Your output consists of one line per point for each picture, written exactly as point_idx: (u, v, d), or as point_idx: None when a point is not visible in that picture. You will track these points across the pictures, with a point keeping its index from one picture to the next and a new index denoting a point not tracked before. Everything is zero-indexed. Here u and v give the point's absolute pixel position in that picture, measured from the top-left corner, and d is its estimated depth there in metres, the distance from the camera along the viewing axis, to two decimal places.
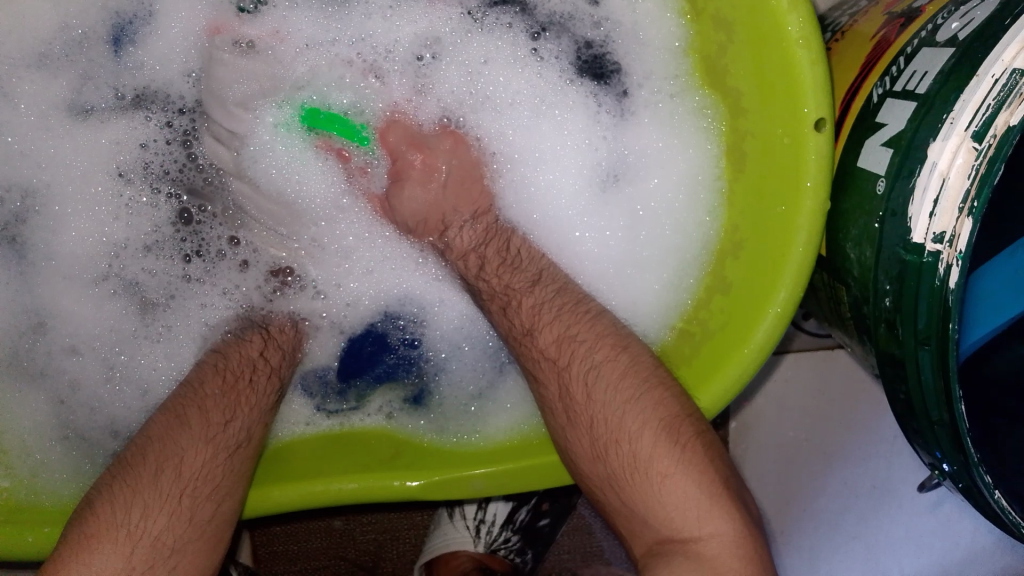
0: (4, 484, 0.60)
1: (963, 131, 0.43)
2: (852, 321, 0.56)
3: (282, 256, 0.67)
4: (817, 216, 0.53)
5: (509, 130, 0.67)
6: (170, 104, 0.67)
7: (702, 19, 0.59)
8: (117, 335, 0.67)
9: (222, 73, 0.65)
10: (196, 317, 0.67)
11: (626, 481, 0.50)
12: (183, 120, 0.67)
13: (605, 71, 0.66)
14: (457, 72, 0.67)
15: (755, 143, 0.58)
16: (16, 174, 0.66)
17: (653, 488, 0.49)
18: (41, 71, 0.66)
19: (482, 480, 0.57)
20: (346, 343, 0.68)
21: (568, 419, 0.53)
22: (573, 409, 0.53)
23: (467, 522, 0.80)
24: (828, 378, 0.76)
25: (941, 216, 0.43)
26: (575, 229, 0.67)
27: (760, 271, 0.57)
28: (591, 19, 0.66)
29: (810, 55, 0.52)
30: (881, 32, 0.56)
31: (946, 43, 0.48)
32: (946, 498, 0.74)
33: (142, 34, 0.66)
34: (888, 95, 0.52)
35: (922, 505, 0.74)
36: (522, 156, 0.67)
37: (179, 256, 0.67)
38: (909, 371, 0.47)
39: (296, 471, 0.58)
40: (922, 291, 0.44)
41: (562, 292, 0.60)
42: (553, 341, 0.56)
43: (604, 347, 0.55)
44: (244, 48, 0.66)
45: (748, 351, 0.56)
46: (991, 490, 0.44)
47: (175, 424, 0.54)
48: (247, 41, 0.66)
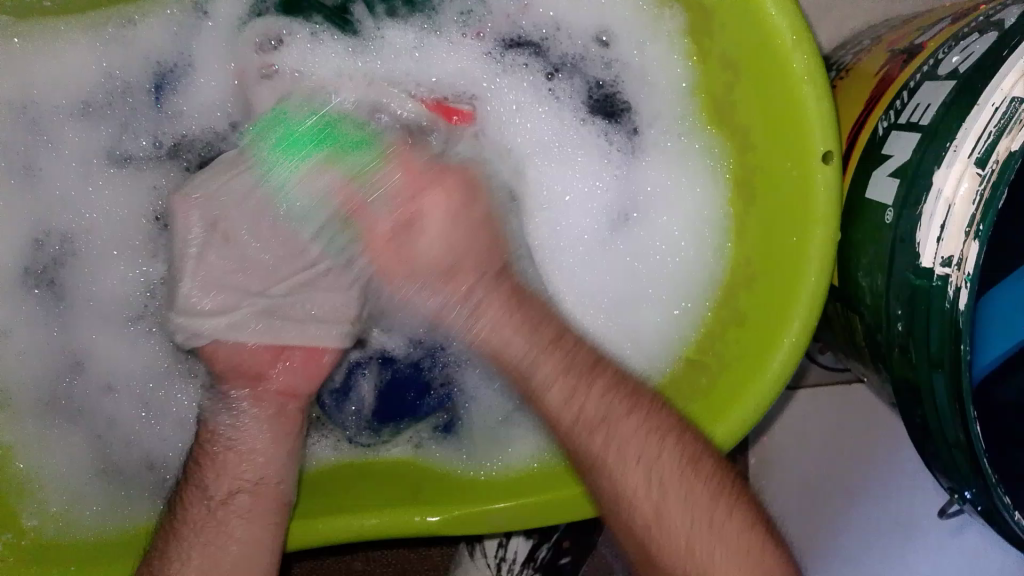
0: (31, 524, 0.63)
1: (966, 158, 0.44)
2: (866, 349, 0.57)
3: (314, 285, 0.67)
4: (828, 246, 0.55)
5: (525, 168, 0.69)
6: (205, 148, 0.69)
7: (708, 60, 0.61)
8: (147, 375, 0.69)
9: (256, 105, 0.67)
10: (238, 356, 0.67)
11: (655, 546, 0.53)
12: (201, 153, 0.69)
13: (615, 110, 0.69)
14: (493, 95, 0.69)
15: (764, 177, 0.60)
16: (54, 218, 0.69)
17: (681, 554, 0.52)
18: (82, 119, 0.68)
19: (502, 515, 0.59)
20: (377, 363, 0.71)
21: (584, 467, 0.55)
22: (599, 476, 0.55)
23: (489, 561, 0.78)
24: (845, 410, 0.77)
25: (948, 240, 0.45)
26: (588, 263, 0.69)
27: (772, 301, 0.58)
28: (602, 60, 0.68)
29: (815, 91, 0.54)
30: (885, 68, 0.58)
31: (947, 76, 0.50)
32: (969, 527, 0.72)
33: (180, 82, 0.69)
34: (892, 128, 0.54)
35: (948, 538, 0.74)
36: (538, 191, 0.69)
37: None
38: (924, 395, 0.47)
39: (326, 509, 0.62)
40: (932, 315, 0.45)
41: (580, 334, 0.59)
42: (568, 395, 0.55)
43: (621, 406, 0.55)
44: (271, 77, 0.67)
45: (764, 380, 0.57)
46: (1011, 513, 0.45)
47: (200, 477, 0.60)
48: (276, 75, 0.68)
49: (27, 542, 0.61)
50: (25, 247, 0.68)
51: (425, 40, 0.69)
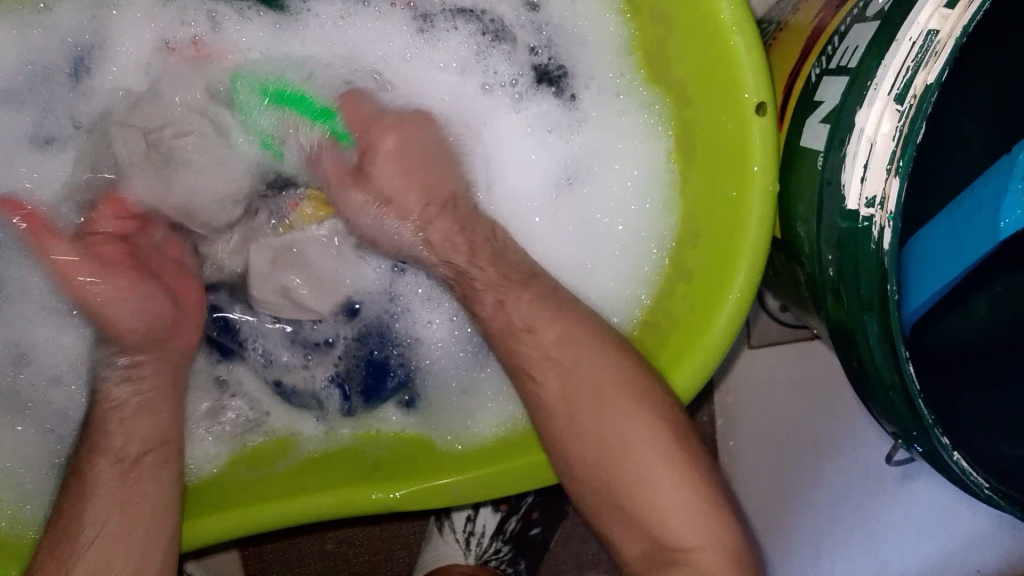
0: None
1: (886, 96, 0.43)
2: (809, 300, 0.56)
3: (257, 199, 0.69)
4: (768, 199, 0.55)
5: (472, 134, 0.68)
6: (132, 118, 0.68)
7: (640, 17, 0.61)
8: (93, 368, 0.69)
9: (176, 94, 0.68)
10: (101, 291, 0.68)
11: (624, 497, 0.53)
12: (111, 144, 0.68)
13: (554, 74, 0.67)
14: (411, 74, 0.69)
15: (701, 131, 0.59)
16: None
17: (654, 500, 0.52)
18: (5, 106, 0.67)
19: (459, 487, 0.59)
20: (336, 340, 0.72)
21: (607, 473, 0.53)
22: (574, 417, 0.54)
23: (457, 535, 0.79)
24: (809, 367, 0.75)
25: (871, 179, 0.44)
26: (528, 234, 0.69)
27: (712, 258, 0.58)
28: (535, 24, 0.67)
29: (746, 40, 0.53)
30: (817, 18, 0.57)
31: (874, 16, 0.49)
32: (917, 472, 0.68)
33: (101, 65, 0.67)
34: (824, 74, 0.53)
35: None
36: (481, 160, 0.69)
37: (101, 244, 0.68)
38: (859, 340, 0.47)
39: (277, 488, 0.61)
40: (859, 256, 0.45)
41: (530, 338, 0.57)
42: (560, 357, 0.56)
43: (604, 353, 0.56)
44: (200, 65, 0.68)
45: (712, 340, 0.57)
46: (950, 451, 0.44)
47: (102, 445, 0.59)
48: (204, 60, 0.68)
49: None
50: None
51: (353, 11, 0.68)
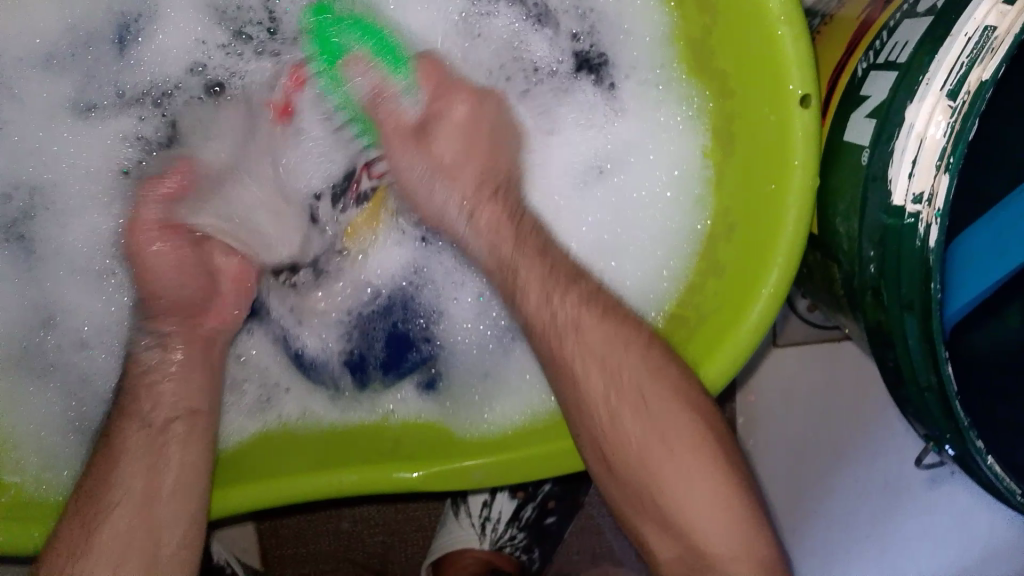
0: (13, 480, 0.63)
1: (938, 91, 0.43)
2: (845, 298, 0.56)
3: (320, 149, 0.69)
4: (807, 194, 0.54)
5: None
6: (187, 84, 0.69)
7: (683, 6, 0.60)
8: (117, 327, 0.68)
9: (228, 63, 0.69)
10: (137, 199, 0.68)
11: (643, 484, 0.53)
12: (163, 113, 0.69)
13: (591, 62, 0.67)
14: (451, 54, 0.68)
15: (742, 123, 0.58)
16: (21, 172, 0.68)
17: (670, 492, 0.52)
18: (48, 70, 0.68)
19: (481, 471, 0.59)
20: (354, 319, 0.71)
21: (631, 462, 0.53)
22: (586, 397, 0.54)
23: (473, 519, 0.78)
24: (834, 371, 0.75)
25: (919, 175, 0.43)
26: (558, 219, 0.68)
27: (748, 251, 0.57)
28: (576, 11, 0.67)
29: (792, 31, 0.52)
30: (866, 11, 0.57)
31: (926, 12, 0.48)
32: (942, 480, 0.70)
33: (148, 32, 0.68)
34: (871, 69, 0.52)
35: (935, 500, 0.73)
36: None
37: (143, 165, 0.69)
38: (896, 340, 0.46)
39: (300, 463, 0.61)
40: (903, 254, 0.44)
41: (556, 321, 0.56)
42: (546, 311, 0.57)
43: (621, 333, 0.55)
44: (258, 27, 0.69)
45: (742, 335, 0.56)
46: (984, 457, 0.44)
47: (136, 411, 0.59)
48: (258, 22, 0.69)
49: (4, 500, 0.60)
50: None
51: None
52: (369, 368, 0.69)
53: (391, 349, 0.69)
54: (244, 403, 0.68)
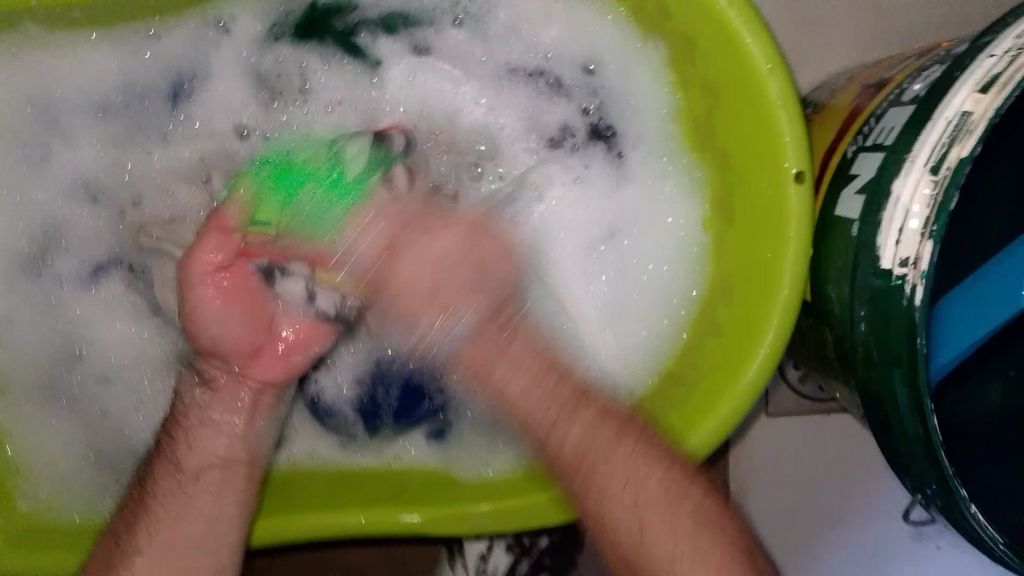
0: (28, 507, 0.66)
1: (923, 167, 0.48)
2: (835, 359, 0.59)
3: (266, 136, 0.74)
4: (800, 260, 0.58)
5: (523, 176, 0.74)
6: (221, 134, 0.74)
7: (690, 88, 0.66)
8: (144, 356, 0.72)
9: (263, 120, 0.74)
10: (166, 210, 0.73)
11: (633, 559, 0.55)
12: (202, 166, 0.74)
13: (602, 131, 0.73)
14: (469, 122, 0.75)
15: (740, 195, 0.63)
16: (60, 213, 0.73)
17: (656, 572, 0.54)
18: (101, 120, 0.72)
19: (483, 516, 0.61)
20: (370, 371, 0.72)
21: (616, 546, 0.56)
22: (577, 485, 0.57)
23: (468, 571, 0.78)
24: (823, 440, 0.79)
25: (905, 242, 0.48)
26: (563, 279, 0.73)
27: (746, 313, 0.61)
28: (587, 87, 0.72)
29: (789, 115, 0.58)
30: (855, 101, 0.63)
31: (909, 101, 0.54)
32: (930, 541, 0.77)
33: (199, 92, 0.73)
34: (859, 150, 0.58)
35: (918, 554, 0.77)
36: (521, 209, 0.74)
37: (171, 196, 0.73)
38: (886, 393, 0.50)
39: (307, 503, 0.63)
40: (892, 313, 0.48)
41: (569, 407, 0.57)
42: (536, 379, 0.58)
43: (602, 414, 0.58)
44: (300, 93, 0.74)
45: (738, 390, 0.60)
46: (967, 505, 0.47)
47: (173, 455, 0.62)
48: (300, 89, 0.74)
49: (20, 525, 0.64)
50: (27, 240, 0.72)
51: (430, 57, 0.74)
52: (381, 415, 0.71)
53: (403, 398, 0.71)
54: None
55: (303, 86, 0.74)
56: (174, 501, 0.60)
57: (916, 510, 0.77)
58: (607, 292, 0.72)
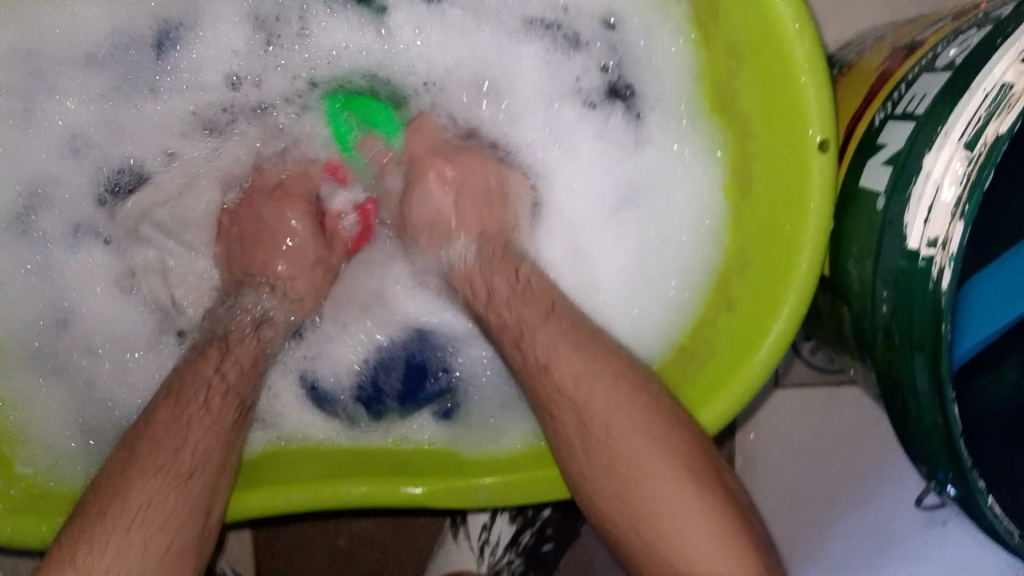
0: (25, 472, 0.64)
1: (957, 141, 0.45)
2: (852, 339, 0.57)
3: (263, 82, 0.72)
4: (821, 235, 0.55)
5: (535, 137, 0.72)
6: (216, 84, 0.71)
7: (711, 47, 0.62)
8: (132, 315, 0.72)
9: (263, 69, 0.71)
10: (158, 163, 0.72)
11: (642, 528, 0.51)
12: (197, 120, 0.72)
13: (619, 90, 0.70)
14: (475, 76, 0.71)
15: (761, 163, 0.60)
16: (48, 169, 0.70)
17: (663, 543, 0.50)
18: (89, 72, 0.69)
19: (488, 490, 0.60)
20: (376, 348, 0.73)
21: (624, 520, 0.52)
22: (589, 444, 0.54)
23: (471, 542, 0.78)
24: (836, 416, 0.76)
25: (934, 222, 0.45)
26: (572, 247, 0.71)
27: (762, 288, 0.58)
28: (607, 42, 0.69)
29: (815, 80, 0.54)
30: (885, 64, 0.59)
31: (944, 68, 0.50)
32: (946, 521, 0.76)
33: (186, 40, 0.70)
34: (888, 119, 0.54)
35: (931, 532, 0.76)
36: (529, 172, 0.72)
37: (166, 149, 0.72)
38: (906, 379, 0.48)
39: (305, 474, 0.62)
40: (916, 298, 0.46)
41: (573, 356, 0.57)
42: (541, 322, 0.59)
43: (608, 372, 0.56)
44: (298, 37, 0.71)
45: (750, 368, 0.57)
46: (985, 497, 0.45)
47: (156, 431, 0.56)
48: (298, 33, 0.71)
49: (16, 490, 0.62)
50: (17, 197, 0.70)
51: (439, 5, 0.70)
52: (385, 398, 0.70)
53: (411, 379, 0.70)
54: (261, 411, 0.69)
55: (301, 31, 0.71)
56: (152, 474, 0.53)
57: (930, 495, 0.75)
58: (621, 265, 0.70)
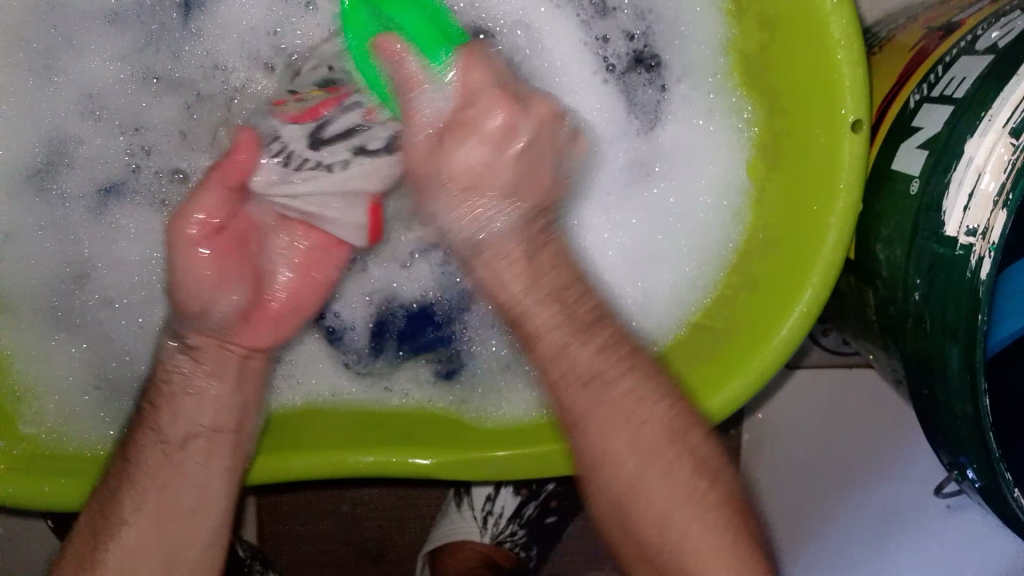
0: (30, 432, 0.63)
1: (1001, 128, 0.44)
2: (876, 325, 0.56)
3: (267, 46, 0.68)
4: (849, 217, 0.54)
5: None
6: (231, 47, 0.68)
7: (743, 19, 0.60)
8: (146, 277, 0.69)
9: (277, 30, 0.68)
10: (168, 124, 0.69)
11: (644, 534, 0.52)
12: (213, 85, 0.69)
13: (643, 58, 0.68)
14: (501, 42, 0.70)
15: (790, 141, 0.59)
16: (63, 125, 0.69)
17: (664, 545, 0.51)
18: (110, 26, 0.68)
19: (499, 462, 0.59)
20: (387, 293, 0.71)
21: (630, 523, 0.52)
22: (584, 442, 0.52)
23: (475, 512, 0.79)
24: (846, 394, 0.77)
25: (974, 210, 0.44)
26: (588, 215, 0.69)
27: (785, 269, 0.57)
28: (634, 9, 0.67)
29: (850, 56, 0.53)
30: (919, 43, 0.58)
31: (986, 50, 0.49)
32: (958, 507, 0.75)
33: (211, 1, 0.68)
34: (924, 101, 0.53)
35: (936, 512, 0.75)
36: None
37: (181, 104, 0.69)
38: (934, 366, 0.47)
39: (317, 440, 0.61)
40: (950, 285, 0.45)
41: (592, 351, 0.51)
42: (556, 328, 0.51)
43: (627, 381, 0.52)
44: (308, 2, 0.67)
45: (771, 350, 0.57)
46: (1010, 487, 0.45)
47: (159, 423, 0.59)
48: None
49: (19, 451, 0.61)
50: (32, 152, 0.69)
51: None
52: (388, 340, 0.69)
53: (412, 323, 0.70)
54: (280, 371, 0.68)
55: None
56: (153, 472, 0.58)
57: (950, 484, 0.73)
58: (633, 237, 0.68)
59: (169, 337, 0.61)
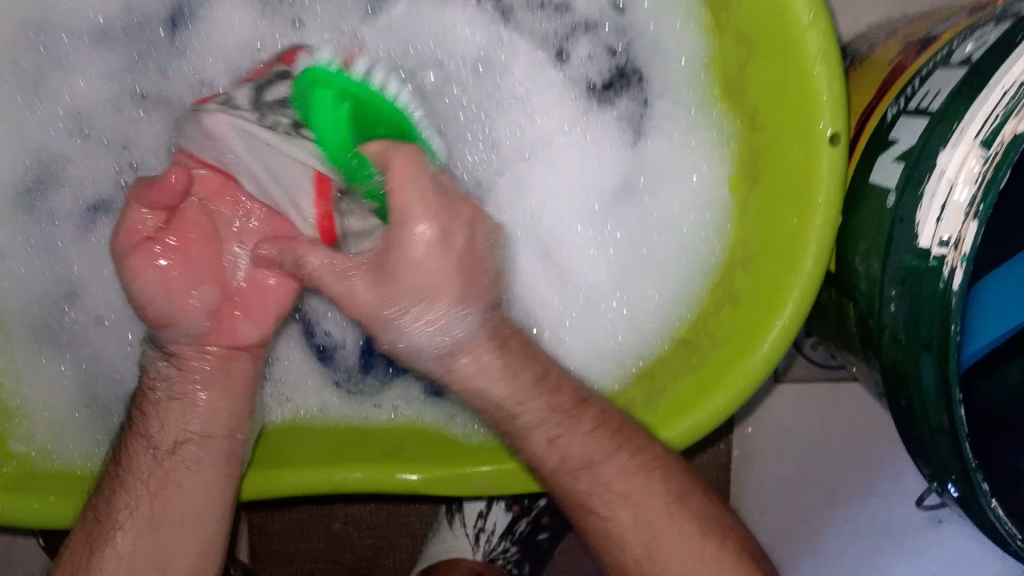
0: (19, 450, 0.64)
1: (972, 139, 0.44)
2: (857, 337, 0.56)
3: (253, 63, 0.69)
4: (828, 229, 0.55)
5: (535, 120, 0.71)
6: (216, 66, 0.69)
7: (723, 35, 0.61)
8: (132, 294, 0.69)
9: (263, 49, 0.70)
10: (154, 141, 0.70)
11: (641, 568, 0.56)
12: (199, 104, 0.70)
13: (625, 74, 0.69)
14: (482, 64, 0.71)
15: (770, 155, 0.59)
16: (51, 144, 0.70)
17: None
18: (97, 46, 0.69)
19: (484, 478, 0.59)
20: None
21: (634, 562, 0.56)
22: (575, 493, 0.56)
23: (467, 529, 0.79)
24: (834, 409, 0.77)
25: (947, 221, 0.44)
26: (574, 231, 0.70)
27: (767, 283, 0.58)
28: (616, 26, 0.68)
29: (827, 71, 0.53)
30: (898, 58, 0.58)
31: (960, 64, 0.49)
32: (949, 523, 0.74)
33: (197, 21, 0.69)
34: (901, 114, 0.53)
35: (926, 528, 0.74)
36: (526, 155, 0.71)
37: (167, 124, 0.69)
38: (911, 378, 0.47)
39: (302, 458, 0.61)
40: (924, 296, 0.45)
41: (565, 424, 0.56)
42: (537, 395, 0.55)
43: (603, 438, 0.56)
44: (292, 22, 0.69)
45: (753, 362, 0.56)
46: (989, 499, 0.44)
47: (147, 429, 0.59)
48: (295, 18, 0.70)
49: (11, 468, 0.62)
50: (21, 171, 0.70)
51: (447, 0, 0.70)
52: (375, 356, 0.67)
53: None
54: (272, 391, 0.69)
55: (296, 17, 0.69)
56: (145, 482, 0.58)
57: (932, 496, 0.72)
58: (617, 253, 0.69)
59: (152, 347, 0.61)
